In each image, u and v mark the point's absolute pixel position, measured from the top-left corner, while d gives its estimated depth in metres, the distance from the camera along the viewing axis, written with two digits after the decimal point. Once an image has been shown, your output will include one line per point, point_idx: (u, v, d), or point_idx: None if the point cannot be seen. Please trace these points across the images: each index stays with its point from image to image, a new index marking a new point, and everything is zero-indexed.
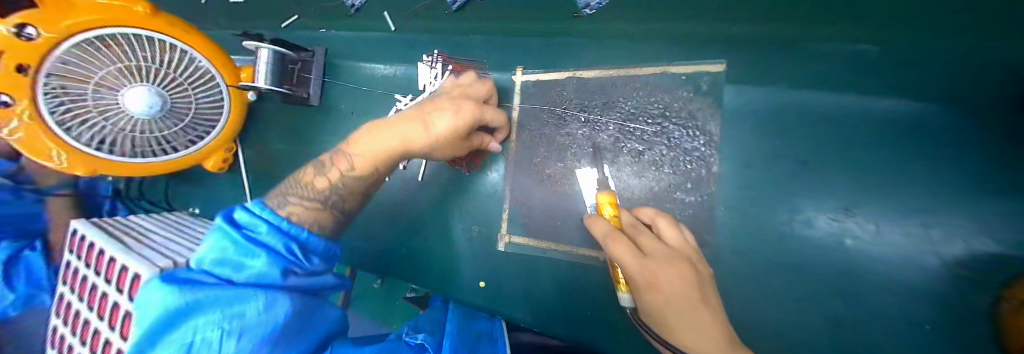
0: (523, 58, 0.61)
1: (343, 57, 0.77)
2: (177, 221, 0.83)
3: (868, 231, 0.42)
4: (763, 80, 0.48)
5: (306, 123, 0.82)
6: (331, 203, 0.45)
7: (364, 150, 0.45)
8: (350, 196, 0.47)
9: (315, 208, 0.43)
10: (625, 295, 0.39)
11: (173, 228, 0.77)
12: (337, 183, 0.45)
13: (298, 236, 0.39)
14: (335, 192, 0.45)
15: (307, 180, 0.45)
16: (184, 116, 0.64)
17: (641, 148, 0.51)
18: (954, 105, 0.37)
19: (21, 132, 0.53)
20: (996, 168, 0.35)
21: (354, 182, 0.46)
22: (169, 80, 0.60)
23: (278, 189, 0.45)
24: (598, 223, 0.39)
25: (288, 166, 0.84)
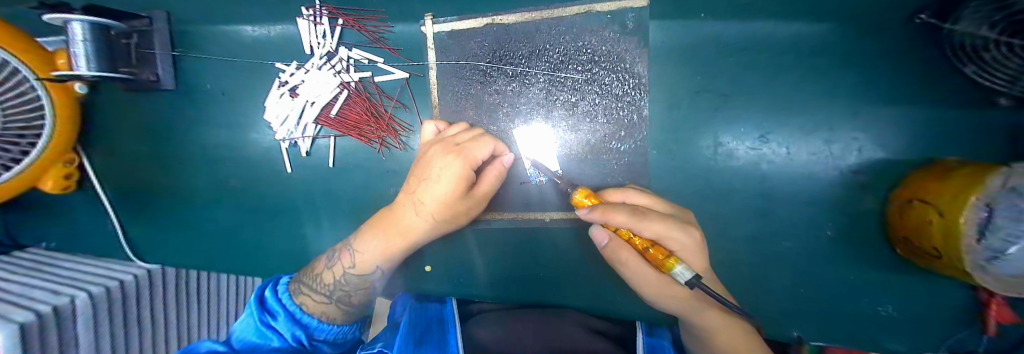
0: (428, 3, 0.50)
1: (198, 20, 0.59)
2: (31, 256, 0.65)
3: (781, 155, 0.46)
4: (691, 11, 0.45)
5: (170, 114, 0.63)
6: (340, 298, 0.46)
7: (362, 257, 0.47)
8: (357, 289, 0.47)
9: (323, 301, 0.46)
10: (682, 267, 0.30)
11: (27, 267, 0.60)
12: (338, 282, 0.46)
13: (311, 324, 0.44)
14: (336, 288, 0.46)
15: (320, 274, 0.48)
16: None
17: (574, 99, 0.47)
18: (832, 27, 0.42)
19: None
20: (876, 72, 0.42)
21: (360, 282, 0.47)
22: None
23: (303, 274, 0.50)
24: (615, 207, 0.32)
25: (161, 171, 0.66)
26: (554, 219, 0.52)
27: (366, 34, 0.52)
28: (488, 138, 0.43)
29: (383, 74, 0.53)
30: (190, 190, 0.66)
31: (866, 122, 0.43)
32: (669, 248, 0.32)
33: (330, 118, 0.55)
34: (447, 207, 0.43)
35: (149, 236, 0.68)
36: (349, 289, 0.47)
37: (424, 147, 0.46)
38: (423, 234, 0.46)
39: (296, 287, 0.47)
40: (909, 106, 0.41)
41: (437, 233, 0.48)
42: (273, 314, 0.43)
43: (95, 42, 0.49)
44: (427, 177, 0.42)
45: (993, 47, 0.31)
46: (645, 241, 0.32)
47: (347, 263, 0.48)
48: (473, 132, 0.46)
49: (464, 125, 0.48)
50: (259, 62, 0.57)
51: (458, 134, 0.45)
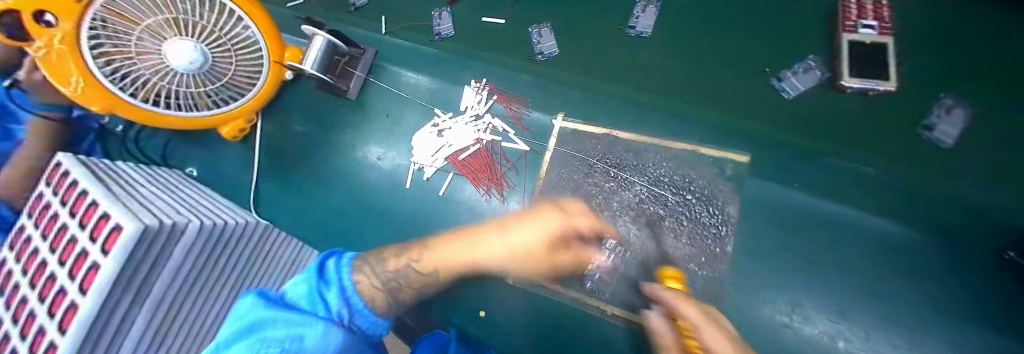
0: (566, 105, 0.64)
1: (388, 60, 0.76)
2: (171, 179, 0.78)
3: (859, 338, 0.48)
4: (784, 180, 0.53)
5: (333, 113, 0.80)
6: (391, 289, 0.43)
7: (435, 257, 0.47)
8: (411, 283, 0.45)
9: (377, 285, 0.41)
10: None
11: (163, 186, 0.71)
12: (399, 272, 0.44)
13: (356, 308, 0.38)
14: (398, 276, 0.44)
15: (386, 259, 0.45)
16: (223, 76, 0.54)
17: (663, 213, 0.55)
18: (918, 233, 0.49)
19: (46, 51, 0.38)
20: (963, 289, 0.47)
21: (416, 278, 0.46)
22: (212, 39, 0.49)
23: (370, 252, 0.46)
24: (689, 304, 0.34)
25: (300, 150, 0.81)
26: (614, 314, 0.54)
27: (509, 109, 0.67)
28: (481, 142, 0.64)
29: (510, 143, 0.65)
30: (312, 172, 0.78)
31: (932, 329, 0.47)
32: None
33: (457, 160, 0.66)
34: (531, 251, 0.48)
35: (267, 195, 0.80)
36: (404, 283, 0.44)
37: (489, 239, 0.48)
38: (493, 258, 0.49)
39: (357, 264, 0.42)
40: (971, 326, 0.46)
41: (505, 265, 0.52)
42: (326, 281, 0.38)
43: (321, 52, 0.66)
44: (506, 229, 0.48)
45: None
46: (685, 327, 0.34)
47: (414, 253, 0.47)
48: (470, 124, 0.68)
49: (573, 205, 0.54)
50: (417, 101, 0.73)
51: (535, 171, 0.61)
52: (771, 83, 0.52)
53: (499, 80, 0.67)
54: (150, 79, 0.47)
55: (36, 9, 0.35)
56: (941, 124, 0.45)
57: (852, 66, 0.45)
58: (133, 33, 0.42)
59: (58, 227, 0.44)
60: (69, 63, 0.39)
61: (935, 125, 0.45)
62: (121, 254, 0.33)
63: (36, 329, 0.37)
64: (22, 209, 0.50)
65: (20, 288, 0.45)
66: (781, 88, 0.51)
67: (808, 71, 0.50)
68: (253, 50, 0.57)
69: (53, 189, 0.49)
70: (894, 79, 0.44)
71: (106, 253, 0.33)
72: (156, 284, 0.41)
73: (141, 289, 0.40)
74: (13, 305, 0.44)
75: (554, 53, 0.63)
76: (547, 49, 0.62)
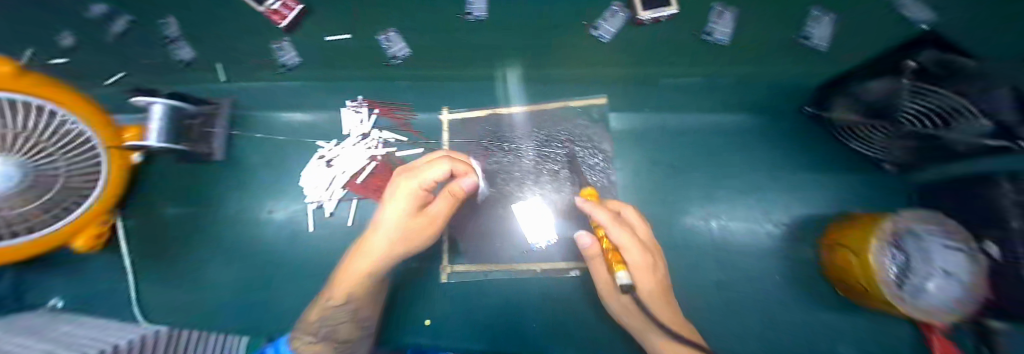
0: (446, 99, 0.66)
1: (258, 108, 0.72)
2: (24, 315, 0.63)
3: (728, 212, 0.58)
4: (640, 107, 0.62)
5: (212, 181, 0.73)
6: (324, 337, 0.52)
7: (342, 288, 0.54)
8: (341, 325, 0.52)
9: (313, 341, 0.52)
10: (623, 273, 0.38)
11: (10, 324, 0.58)
12: (318, 330, 0.53)
13: None
14: (321, 325, 0.54)
15: (310, 321, 0.57)
16: (54, 182, 0.49)
17: (558, 168, 0.60)
18: (739, 116, 0.61)
19: None
20: (778, 147, 0.61)
21: (338, 316, 0.53)
22: (34, 148, 0.46)
23: (298, 330, 0.58)
24: (621, 227, 0.43)
25: (184, 232, 0.72)
26: (547, 270, 0.58)
27: (395, 119, 0.67)
28: (444, 161, 0.50)
29: (405, 150, 0.66)
30: (207, 250, 0.70)
31: (773, 185, 0.59)
32: (629, 257, 0.42)
33: (356, 184, 0.65)
34: (408, 228, 0.52)
35: (152, 298, 0.68)
36: (333, 324, 0.53)
37: (401, 218, 0.51)
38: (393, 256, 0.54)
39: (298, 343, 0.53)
40: (790, 173, 0.60)
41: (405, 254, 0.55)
42: None
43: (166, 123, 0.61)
44: (378, 224, 0.53)
45: (869, 128, 0.50)
46: (610, 244, 0.43)
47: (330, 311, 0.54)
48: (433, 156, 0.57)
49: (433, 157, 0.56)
50: (300, 139, 0.70)
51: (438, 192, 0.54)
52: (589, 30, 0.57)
53: (375, 93, 0.66)
54: None
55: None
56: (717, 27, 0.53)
57: (642, 2, 0.53)
58: None
59: None
60: None
61: (713, 29, 0.53)
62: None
63: None
64: None
65: None
66: (597, 35, 0.56)
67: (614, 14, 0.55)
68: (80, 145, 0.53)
69: None
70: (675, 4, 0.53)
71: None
72: None
73: None
74: None
75: (407, 54, 0.61)
76: (399, 51, 0.61)
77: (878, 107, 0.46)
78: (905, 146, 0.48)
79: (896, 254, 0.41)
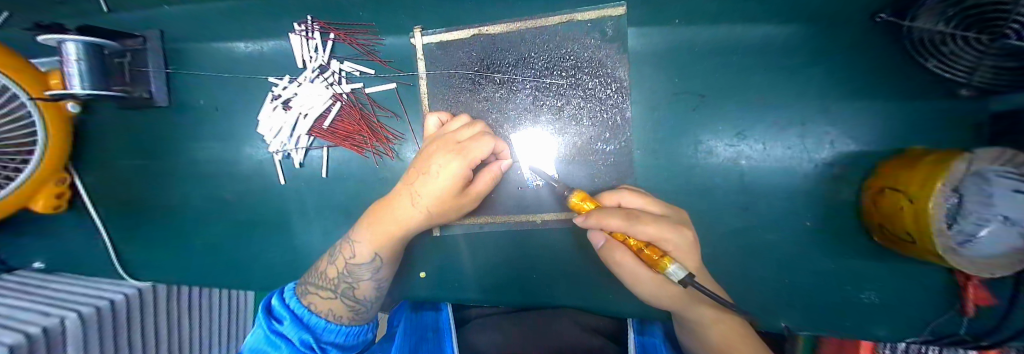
0: (416, 17, 0.52)
1: (188, 38, 0.59)
2: (12, 282, 0.62)
3: (758, 151, 0.50)
4: (666, 19, 0.48)
5: (160, 130, 0.63)
6: (345, 292, 0.47)
7: (368, 246, 0.48)
8: (359, 281, 0.48)
9: (329, 297, 0.47)
10: (676, 266, 0.32)
11: (16, 290, 0.59)
12: (341, 274, 0.47)
13: (318, 327, 0.44)
14: (340, 280, 0.47)
15: (323, 272, 0.49)
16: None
17: (560, 103, 0.49)
18: (801, 25, 0.46)
19: None
20: (851, 63, 0.46)
21: (361, 271, 0.48)
22: None
23: (304, 277, 0.51)
24: (640, 223, 0.35)
25: (148, 188, 0.65)
26: (547, 222, 0.52)
27: (356, 46, 0.53)
28: (489, 137, 0.43)
29: (373, 85, 0.54)
30: (176, 207, 0.64)
31: (825, 116, 0.48)
32: (663, 248, 0.35)
33: (322, 129, 0.55)
34: (443, 202, 0.45)
35: (140, 254, 0.66)
36: (351, 281, 0.48)
37: (438, 193, 0.44)
38: (416, 225, 0.48)
39: (302, 291, 0.48)
40: (854, 101, 0.47)
41: (429, 224, 0.48)
42: (278, 318, 0.44)
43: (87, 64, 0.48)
44: (413, 190, 0.45)
45: (954, 41, 0.36)
46: (640, 242, 0.34)
47: (351, 277, 0.48)
48: (476, 127, 0.46)
49: (467, 117, 0.49)
50: (249, 76, 0.58)
51: (460, 129, 0.46)
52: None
53: (327, 13, 0.53)
54: None
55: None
56: None
57: None
58: None
59: None
60: None
61: None
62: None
63: None
64: None
65: None
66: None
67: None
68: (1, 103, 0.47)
69: None
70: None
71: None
72: None
73: None
74: None
75: None
76: None
77: (984, 16, 0.32)
78: (993, 62, 0.35)
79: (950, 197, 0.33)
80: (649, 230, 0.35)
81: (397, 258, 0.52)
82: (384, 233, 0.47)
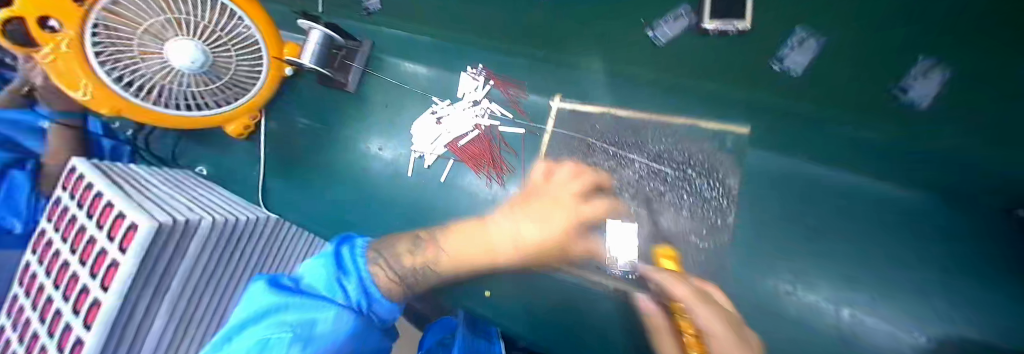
0: (562, 86, 0.65)
1: (387, 53, 0.79)
2: (180, 177, 0.80)
3: (860, 302, 0.48)
4: (787, 149, 0.53)
5: (336, 106, 0.82)
6: (408, 282, 0.55)
7: (455, 252, 0.58)
8: (424, 280, 0.57)
9: (393, 279, 0.54)
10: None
11: (176, 185, 0.75)
12: (418, 271, 0.57)
13: (373, 297, 0.50)
14: (422, 268, 0.57)
15: (395, 253, 0.58)
16: (221, 77, 0.63)
17: (664, 189, 0.55)
18: (930, 195, 0.48)
19: (58, 59, 0.50)
20: (988, 248, 0.45)
21: (433, 277, 0.58)
22: (211, 36, 0.57)
23: (376, 245, 0.59)
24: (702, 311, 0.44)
25: (306, 144, 0.83)
26: (620, 291, 0.54)
27: (507, 94, 0.67)
28: (587, 176, 0.58)
29: (507, 125, 0.66)
30: (320, 165, 0.81)
31: (944, 292, 0.46)
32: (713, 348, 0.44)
33: (456, 146, 0.67)
34: (542, 243, 0.57)
35: (277, 190, 0.82)
36: (427, 274, 0.57)
37: (546, 200, 0.59)
38: (509, 259, 0.58)
39: (370, 255, 0.55)
40: (984, 290, 0.44)
41: (507, 262, 0.58)
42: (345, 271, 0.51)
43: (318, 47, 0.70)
44: (514, 221, 0.59)
45: None
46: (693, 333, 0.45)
47: (430, 257, 0.58)
48: (570, 169, 0.60)
49: (570, 166, 0.61)
50: (418, 90, 0.75)
51: (565, 179, 0.59)
52: (898, 98, 0.47)
53: (495, 66, 0.69)
54: (146, 73, 0.57)
55: (38, 13, 0.46)
56: (791, 54, 0.50)
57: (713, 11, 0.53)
58: (136, 34, 0.51)
59: (87, 241, 0.50)
60: (75, 68, 0.51)
61: (786, 56, 0.51)
62: (139, 248, 0.42)
63: (64, 324, 0.47)
64: (47, 215, 0.60)
65: (54, 300, 0.52)
66: (653, 35, 0.58)
67: (932, 70, 0.45)
68: (251, 47, 0.64)
69: (78, 202, 0.57)
70: (750, 19, 0.51)
71: (126, 250, 0.42)
72: (173, 280, 0.52)
73: (161, 280, 0.50)
74: (50, 318, 0.51)
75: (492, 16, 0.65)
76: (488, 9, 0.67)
77: None
78: None
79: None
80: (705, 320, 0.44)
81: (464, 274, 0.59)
82: (473, 256, 0.57)
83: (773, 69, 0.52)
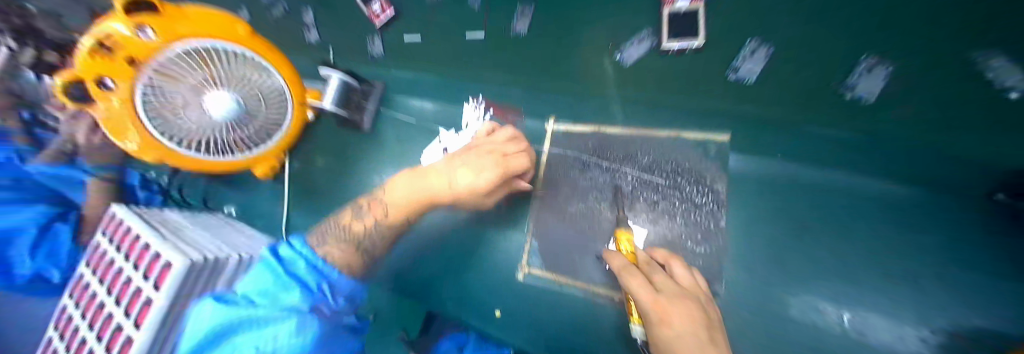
0: (555, 109, 0.71)
1: (397, 92, 0.88)
2: (207, 220, 0.86)
3: (865, 298, 0.48)
4: (770, 152, 0.56)
5: (352, 143, 0.90)
6: (366, 246, 0.54)
7: (400, 207, 0.58)
8: (379, 240, 0.57)
9: (353, 247, 0.51)
10: (635, 327, 0.47)
11: (206, 226, 0.82)
12: (370, 231, 0.55)
13: (332, 273, 0.45)
14: (369, 236, 0.55)
15: (351, 226, 0.55)
16: (251, 126, 0.73)
17: (656, 197, 0.58)
18: (919, 186, 0.49)
19: (114, 115, 0.59)
20: (987, 236, 0.45)
21: (385, 227, 0.57)
22: (244, 87, 0.67)
23: (314, 231, 0.55)
24: (637, 279, 0.40)
25: (326, 179, 0.91)
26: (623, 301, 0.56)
27: (505, 121, 0.73)
28: (524, 157, 0.59)
29: None
30: (338, 197, 0.87)
31: (952, 283, 0.45)
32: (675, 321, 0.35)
33: None
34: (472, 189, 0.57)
35: (301, 224, 0.89)
36: (378, 237, 0.57)
37: (450, 184, 0.58)
38: (448, 193, 0.58)
39: (321, 236, 0.51)
40: (991, 278, 0.44)
41: (458, 194, 0.58)
42: (290, 259, 0.43)
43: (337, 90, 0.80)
44: (452, 177, 0.58)
45: None
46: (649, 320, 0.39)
47: (377, 214, 0.58)
48: (519, 145, 0.62)
49: (511, 132, 0.64)
50: (425, 123, 0.83)
51: (505, 143, 0.61)
52: (842, 95, 0.48)
53: (493, 96, 0.76)
54: (187, 124, 0.65)
55: (99, 75, 0.54)
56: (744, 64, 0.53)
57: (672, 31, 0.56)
58: (180, 89, 0.61)
59: (125, 279, 0.55)
60: (127, 121, 0.60)
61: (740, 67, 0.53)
62: (172, 286, 0.49)
63: None
64: (82, 260, 0.63)
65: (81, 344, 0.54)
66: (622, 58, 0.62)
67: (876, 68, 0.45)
68: (278, 96, 0.74)
69: (116, 245, 0.62)
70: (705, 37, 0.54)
71: (161, 287, 0.49)
72: None
73: None
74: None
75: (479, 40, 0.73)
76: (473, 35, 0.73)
77: None
78: None
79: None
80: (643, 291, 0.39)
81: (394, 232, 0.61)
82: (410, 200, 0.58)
83: (729, 77, 0.54)
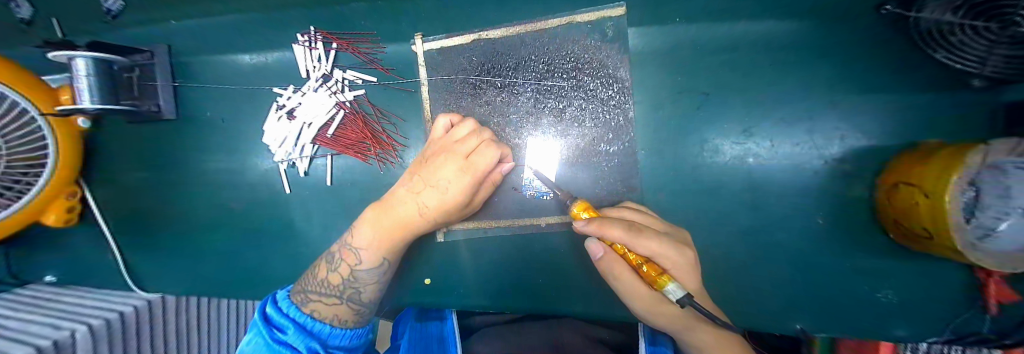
0: (416, 23, 0.53)
1: (194, 53, 0.60)
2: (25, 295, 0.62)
3: (764, 148, 0.49)
4: (666, 16, 0.48)
5: (167, 141, 0.64)
6: (352, 294, 0.47)
7: (376, 249, 0.47)
8: (366, 286, 0.47)
9: (335, 303, 0.45)
10: (673, 285, 0.32)
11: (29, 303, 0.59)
12: (347, 280, 0.46)
13: (323, 333, 0.43)
14: (346, 285, 0.46)
15: (328, 278, 0.47)
16: None
17: (561, 105, 0.49)
18: (803, 18, 0.46)
19: None
20: (857, 52, 0.45)
21: (370, 275, 0.47)
22: None
23: (301, 281, 0.49)
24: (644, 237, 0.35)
25: (155, 200, 0.66)
26: (551, 224, 0.52)
27: (359, 55, 0.54)
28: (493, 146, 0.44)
29: (377, 92, 0.55)
30: (185, 218, 0.65)
31: (831, 111, 0.47)
32: (662, 264, 0.36)
33: (327, 137, 0.56)
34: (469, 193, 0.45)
35: (152, 265, 0.67)
36: (358, 285, 0.47)
37: (441, 196, 0.45)
38: (434, 215, 0.46)
39: (298, 298, 0.46)
40: (859, 95, 0.46)
41: (435, 216, 0.46)
42: (283, 328, 0.41)
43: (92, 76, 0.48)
44: (420, 187, 0.46)
45: (961, 31, 0.34)
46: (639, 256, 0.35)
47: (348, 259, 0.47)
48: (467, 124, 0.47)
49: (472, 123, 0.48)
50: (253, 85, 0.59)
51: (464, 136, 0.46)
52: None
53: (330, 24, 0.54)
54: None
55: None
56: None
57: None
58: None
59: None
60: None
61: None
62: None
63: None
64: None
65: None
66: None
67: None
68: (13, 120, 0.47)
69: None
70: None
71: None
72: None
73: None
74: None
75: None
76: None
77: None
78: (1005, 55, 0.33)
79: (966, 191, 0.30)
80: (650, 244, 0.35)
81: (402, 253, 0.51)
82: (387, 231, 0.47)
83: None
